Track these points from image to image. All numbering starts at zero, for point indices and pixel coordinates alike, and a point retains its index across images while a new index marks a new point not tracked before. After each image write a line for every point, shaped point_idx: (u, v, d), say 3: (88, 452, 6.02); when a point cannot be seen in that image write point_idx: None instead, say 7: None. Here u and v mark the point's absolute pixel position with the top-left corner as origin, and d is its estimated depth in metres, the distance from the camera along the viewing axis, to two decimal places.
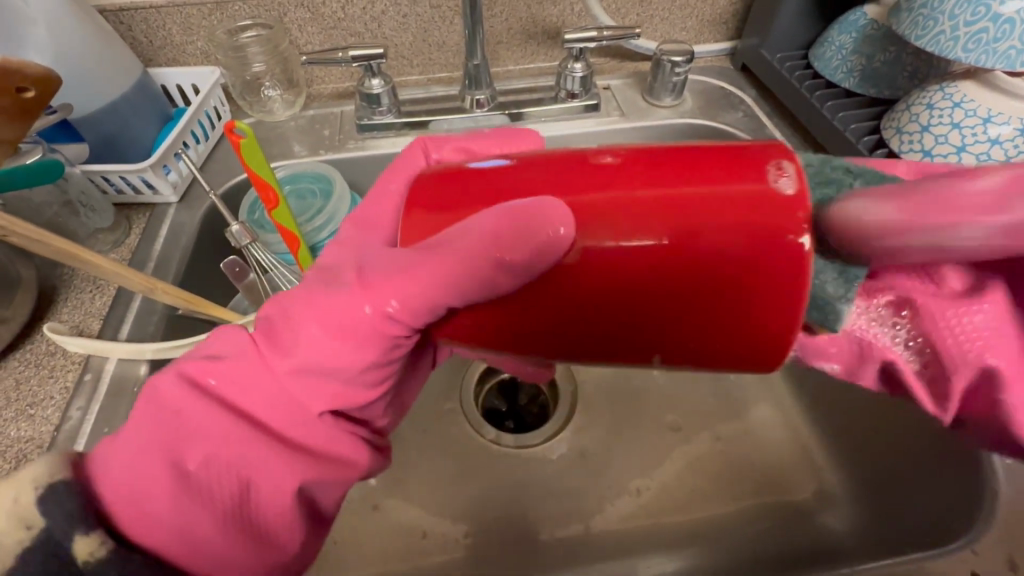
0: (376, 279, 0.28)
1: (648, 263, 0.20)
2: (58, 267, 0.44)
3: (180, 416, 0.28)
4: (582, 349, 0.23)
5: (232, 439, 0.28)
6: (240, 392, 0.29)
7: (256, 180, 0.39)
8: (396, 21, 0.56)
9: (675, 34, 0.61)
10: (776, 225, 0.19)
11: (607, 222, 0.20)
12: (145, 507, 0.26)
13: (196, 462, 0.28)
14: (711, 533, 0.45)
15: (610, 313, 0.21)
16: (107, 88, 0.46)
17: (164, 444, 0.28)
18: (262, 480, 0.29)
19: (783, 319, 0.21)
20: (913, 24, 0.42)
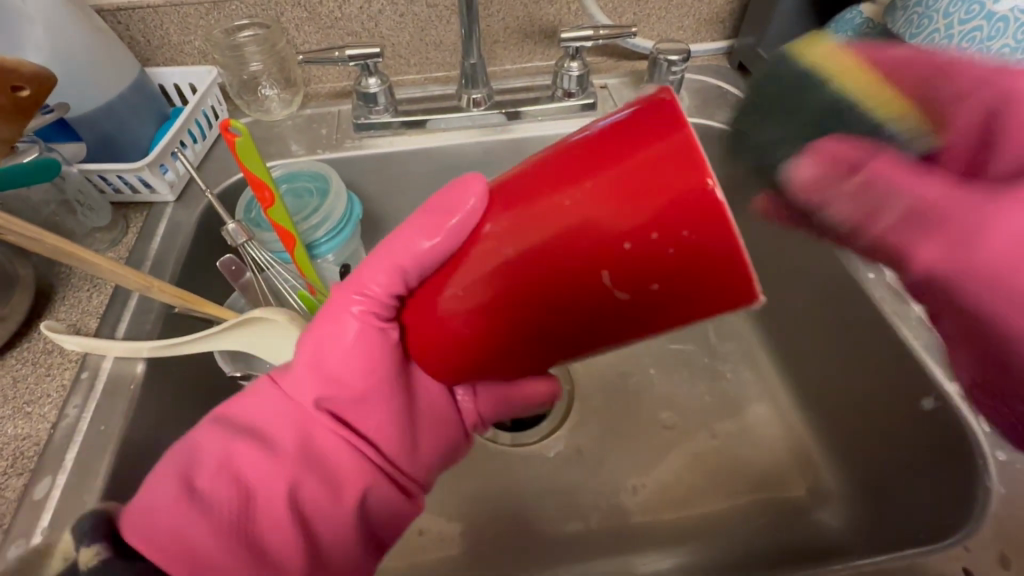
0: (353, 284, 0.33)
1: (533, 201, 0.21)
2: (56, 265, 0.44)
3: (197, 441, 0.31)
4: (537, 315, 0.22)
5: (239, 456, 0.30)
6: (255, 421, 0.32)
7: (251, 178, 0.39)
8: (393, 20, 0.56)
9: (672, 33, 0.61)
10: (639, 128, 0.20)
11: (500, 195, 0.23)
12: (151, 522, 0.27)
13: (205, 481, 0.29)
14: (705, 530, 0.45)
15: (534, 267, 0.21)
16: (105, 88, 0.46)
17: (180, 468, 0.29)
18: (263, 488, 0.29)
19: (710, 231, 0.19)
20: (907, 23, 0.42)
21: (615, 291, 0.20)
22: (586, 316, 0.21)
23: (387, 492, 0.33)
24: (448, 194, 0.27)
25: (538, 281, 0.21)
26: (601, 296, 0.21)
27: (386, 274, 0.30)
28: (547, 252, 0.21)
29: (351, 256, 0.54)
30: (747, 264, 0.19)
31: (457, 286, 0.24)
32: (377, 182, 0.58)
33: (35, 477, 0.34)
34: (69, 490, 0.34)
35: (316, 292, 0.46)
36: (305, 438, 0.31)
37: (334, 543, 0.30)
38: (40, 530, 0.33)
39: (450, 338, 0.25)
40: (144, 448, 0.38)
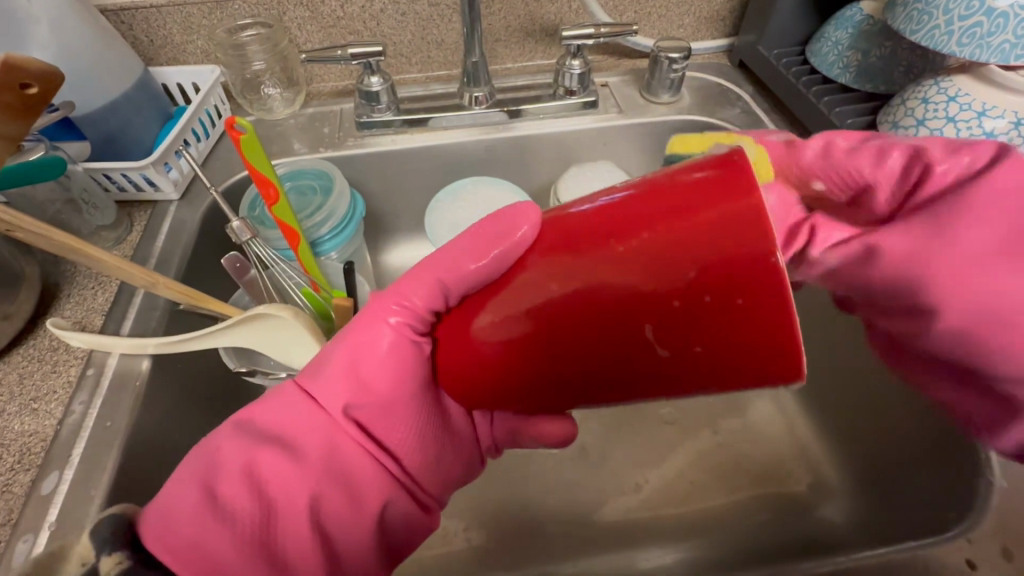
0: (386, 295, 0.33)
1: (586, 246, 0.21)
2: (61, 264, 0.44)
3: (218, 447, 0.31)
4: (572, 358, 0.22)
5: (260, 461, 0.30)
6: (277, 426, 0.31)
7: (256, 177, 0.39)
8: (395, 19, 0.56)
9: (673, 31, 0.61)
10: (702, 190, 0.20)
11: (553, 231, 0.23)
12: (175, 531, 0.27)
13: (225, 485, 0.29)
14: (708, 525, 0.46)
15: (578, 318, 0.21)
16: (109, 87, 0.46)
17: (203, 475, 0.30)
18: (284, 499, 0.29)
19: (763, 306, 0.18)
20: (907, 19, 0.42)
21: (655, 346, 0.20)
22: (621, 366, 0.21)
23: (405, 508, 0.33)
24: (506, 222, 0.27)
25: (580, 325, 0.21)
26: (641, 347, 0.20)
27: (424, 291, 0.30)
28: (596, 299, 0.20)
29: (353, 253, 0.54)
30: (797, 344, 0.19)
31: (494, 314, 0.23)
32: (379, 180, 0.58)
33: (42, 473, 0.35)
34: (76, 485, 0.34)
35: (320, 288, 0.47)
36: (329, 449, 0.31)
37: (350, 560, 0.31)
38: (47, 525, 0.33)
39: (478, 374, 0.25)
40: (151, 444, 0.38)
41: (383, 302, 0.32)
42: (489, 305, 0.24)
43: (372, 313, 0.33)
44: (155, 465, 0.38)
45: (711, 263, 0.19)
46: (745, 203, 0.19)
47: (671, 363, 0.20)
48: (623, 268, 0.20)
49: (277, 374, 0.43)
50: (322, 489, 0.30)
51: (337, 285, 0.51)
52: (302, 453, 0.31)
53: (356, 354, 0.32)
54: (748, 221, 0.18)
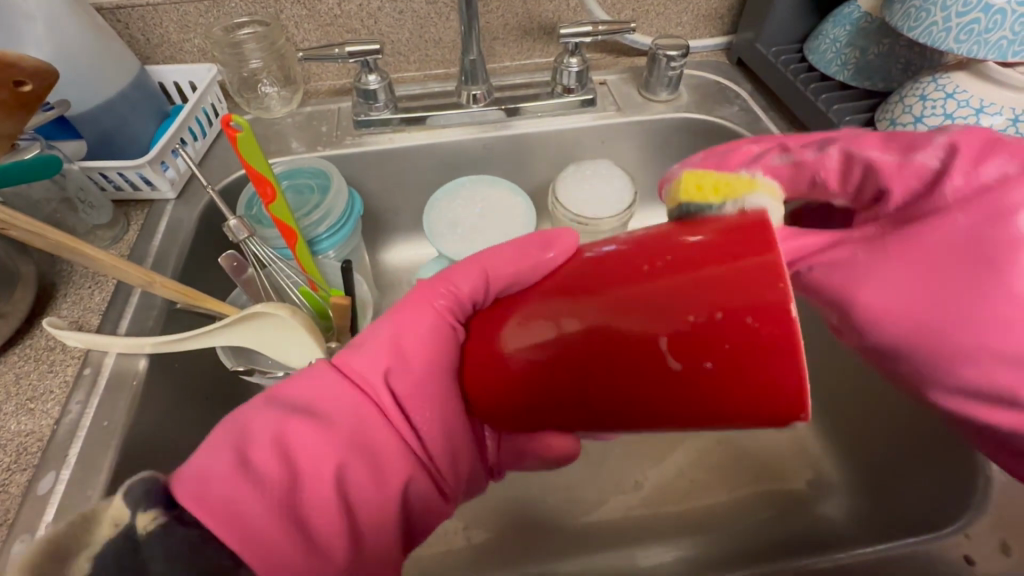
0: (428, 290, 0.36)
1: (611, 272, 0.22)
2: (57, 262, 0.44)
3: (249, 414, 0.30)
4: (589, 369, 0.22)
5: (294, 429, 0.30)
6: (312, 399, 0.31)
7: (253, 175, 0.39)
8: (392, 17, 0.56)
9: (671, 29, 0.61)
10: (724, 236, 0.21)
11: (583, 255, 0.25)
12: (207, 487, 0.26)
13: (258, 451, 0.28)
14: (707, 523, 0.46)
15: (596, 334, 0.22)
16: (106, 85, 0.46)
17: (233, 441, 0.29)
18: (314, 466, 0.29)
19: (775, 338, 0.19)
20: (904, 17, 0.42)
21: (667, 359, 0.20)
22: (635, 380, 0.21)
23: (423, 493, 0.33)
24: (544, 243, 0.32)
25: (600, 336, 0.22)
26: (654, 362, 0.21)
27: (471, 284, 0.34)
28: (618, 308, 0.21)
29: (351, 252, 0.54)
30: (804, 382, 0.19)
31: (522, 317, 0.24)
32: (377, 178, 0.58)
33: (39, 472, 0.34)
34: (73, 485, 0.34)
35: (317, 287, 0.47)
36: (360, 428, 0.31)
37: (369, 541, 0.29)
38: (44, 525, 0.33)
39: (499, 379, 0.25)
40: (148, 443, 0.38)
41: (426, 294, 0.35)
42: (518, 312, 0.25)
43: (418, 299, 0.35)
44: (152, 465, 0.38)
45: (724, 296, 0.19)
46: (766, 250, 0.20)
47: (682, 381, 0.20)
48: (641, 288, 0.21)
49: (274, 373, 0.43)
50: (354, 459, 0.30)
51: (335, 284, 0.51)
52: (335, 423, 0.31)
53: (396, 337, 0.34)
54: (765, 263, 0.20)
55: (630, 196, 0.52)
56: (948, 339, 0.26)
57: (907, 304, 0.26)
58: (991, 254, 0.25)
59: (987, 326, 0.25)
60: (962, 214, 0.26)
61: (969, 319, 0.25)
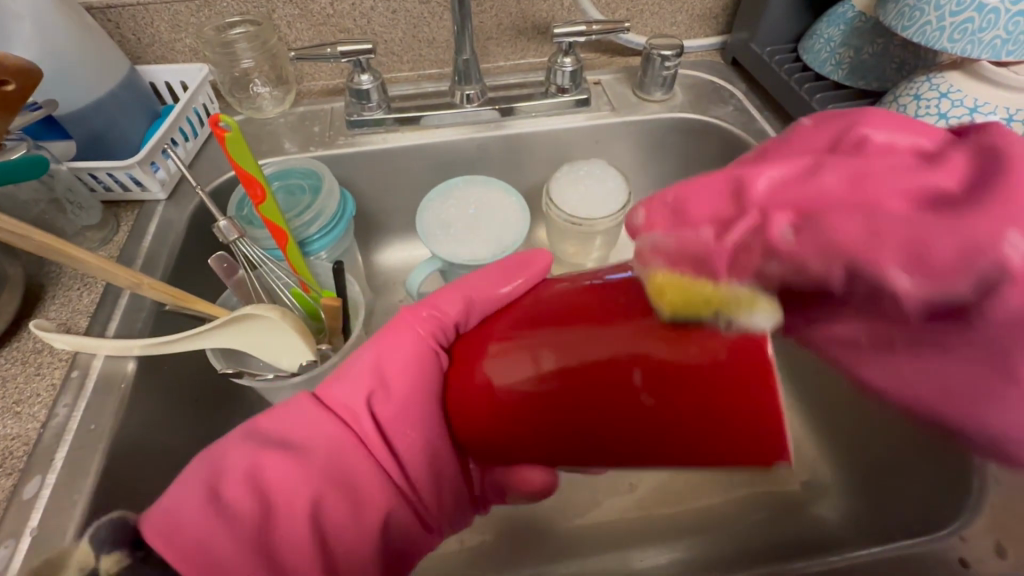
0: (412, 316, 0.36)
1: (582, 313, 0.23)
2: (46, 264, 0.44)
3: (229, 447, 0.31)
4: (565, 406, 0.23)
5: (270, 463, 0.31)
6: (293, 430, 0.32)
7: (242, 175, 0.39)
8: (385, 17, 0.56)
9: (666, 28, 0.61)
10: None
11: (551, 295, 0.26)
12: (173, 522, 0.26)
13: (230, 486, 0.29)
14: (702, 526, 0.45)
15: (572, 375, 0.22)
16: (95, 85, 0.46)
17: (207, 476, 0.30)
18: (288, 503, 0.30)
19: (751, 375, 0.20)
20: (898, 16, 0.42)
21: (643, 400, 0.21)
22: (612, 416, 0.22)
23: (408, 525, 0.33)
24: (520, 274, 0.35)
25: (572, 373, 0.22)
26: (629, 396, 0.21)
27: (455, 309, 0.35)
28: (586, 348, 0.22)
29: (344, 253, 0.54)
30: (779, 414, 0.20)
31: (498, 353, 0.25)
32: (370, 178, 0.58)
33: (25, 476, 0.34)
34: (60, 490, 0.34)
35: (309, 288, 0.46)
36: (336, 458, 0.32)
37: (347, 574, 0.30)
38: (29, 530, 0.32)
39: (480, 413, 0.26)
40: (136, 446, 0.37)
41: (411, 318, 0.36)
42: (494, 349, 0.26)
43: (403, 327, 0.36)
44: (140, 469, 0.37)
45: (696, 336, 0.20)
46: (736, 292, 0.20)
47: (660, 415, 0.21)
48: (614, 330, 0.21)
49: (264, 375, 0.42)
50: (329, 494, 0.31)
51: (327, 285, 0.51)
52: (314, 457, 0.32)
53: (379, 364, 0.35)
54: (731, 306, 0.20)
55: (625, 197, 0.52)
56: (972, 421, 0.19)
57: (902, 366, 0.19)
58: (991, 331, 0.17)
59: (1007, 410, 0.18)
60: (886, 255, 0.16)
61: (980, 393, 0.18)
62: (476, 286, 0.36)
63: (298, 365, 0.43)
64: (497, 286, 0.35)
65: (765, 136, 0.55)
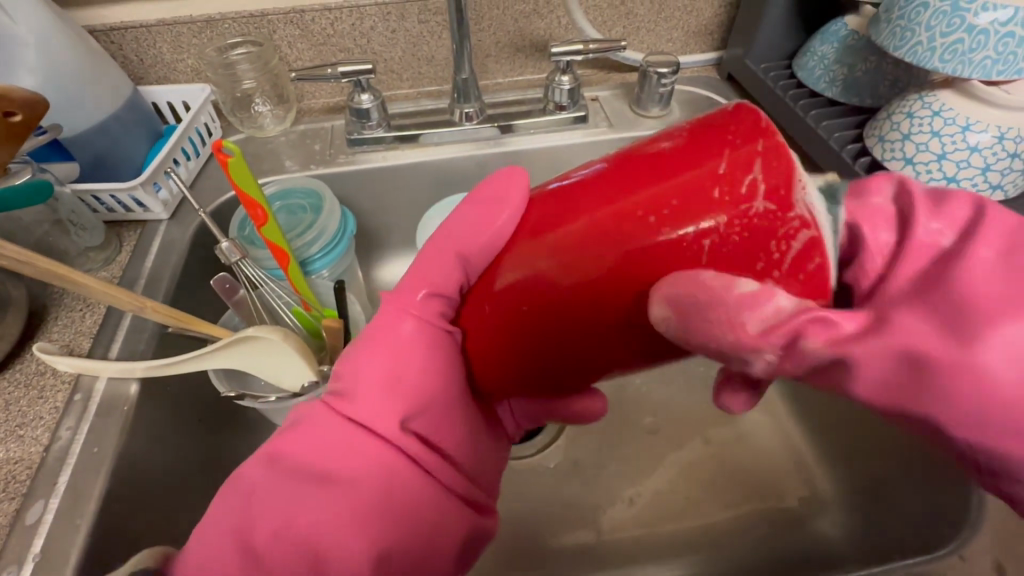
0: (410, 282, 0.33)
1: (615, 224, 0.23)
2: (49, 286, 0.44)
3: (254, 494, 0.30)
4: (615, 311, 0.24)
5: (303, 504, 0.29)
6: (321, 454, 0.30)
7: (243, 198, 0.39)
8: (384, 36, 0.56)
9: (661, 45, 0.62)
10: (700, 155, 0.23)
11: (570, 200, 0.25)
12: None
13: (263, 540, 0.28)
14: (704, 542, 0.45)
15: (619, 292, 0.24)
16: (100, 108, 0.46)
17: (233, 525, 0.29)
18: (339, 548, 0.28)
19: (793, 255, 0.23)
20: (890, 35, 0.42)
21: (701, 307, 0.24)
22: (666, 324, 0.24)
23: (468, 515, 0.32)
24: (499, 191, 0.31)
25: (630, 279, 0.24)
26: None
27: (443, 270, 0.32)
28: (642, 252, 0.23)
29: (346, 271, 0.54)
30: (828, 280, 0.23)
31: (530, 271, 0.25)
32: (370, 196, 0.58)
33: (28, 501, 0.34)
34: (63, 515, 0.34)
35: (311, 307, 0.47)
36: (380, 480, 0.30)
37: None
38: (31, 556, 0.32)
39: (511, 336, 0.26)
40: (140, 469, 0.37)
41: (405, 297, 0.33)
42: (517, 267, 0.26)
43: (395, 315, 0.32)
44: (144, 491, 0.37)
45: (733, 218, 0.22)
46: (757, 163, 0.23)
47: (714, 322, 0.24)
48: (657, 238, 0.23)
49: (267, 397, 0.42)
50: (387, 526, 0.29)
51: (328, 303, 0.51)
52: (352, 484, 0.29)
53: (377, 352, 0.32)
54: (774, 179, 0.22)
55: None
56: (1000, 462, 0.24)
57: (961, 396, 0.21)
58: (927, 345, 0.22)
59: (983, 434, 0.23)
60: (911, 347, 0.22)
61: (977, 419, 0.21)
62: (457, 234, 0.32)
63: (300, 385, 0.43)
64: (480, 233, 0.30)
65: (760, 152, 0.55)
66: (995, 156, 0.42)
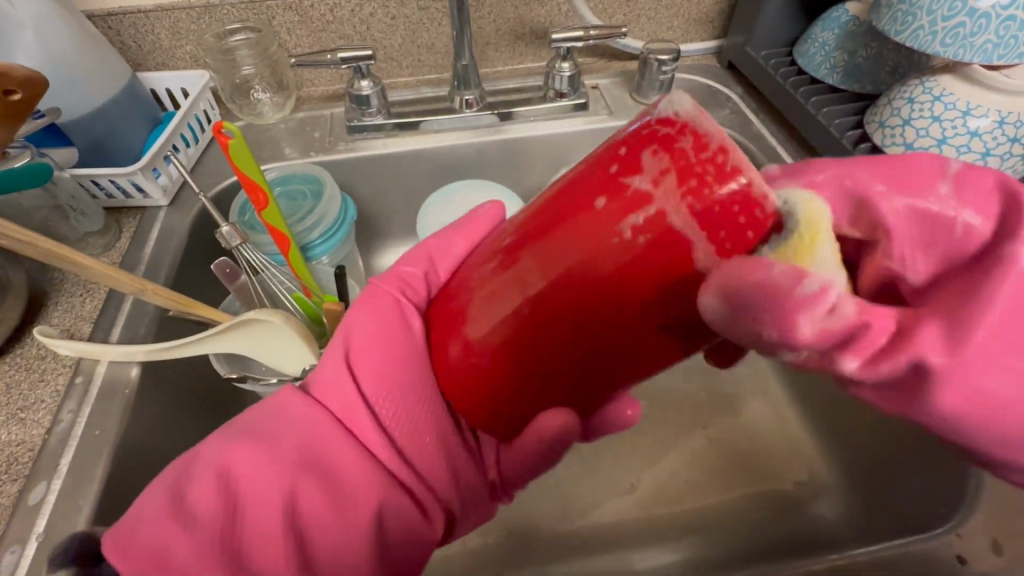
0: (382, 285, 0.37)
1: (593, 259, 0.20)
2: (49, 271, 0.44)
3: (202, 452, 0.30)
4: (612, 345, 0.21)
5: (244, 457, 0.30)
6: (274, 421, 0.32)
7: (244, 181, 0.39)
8: (384, 23, 0.56)
9: (662, 33, 0.62)
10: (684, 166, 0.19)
11: (544, 232, 0.21)
12: (131, 532, 0.26)
13: (196, 488, 0.28)
14: (703, 525, 0.46)
15: (608, 325, 0.21)
16: (98, 93, 0.46)
17: (174, 478, 0.29)
18: (263, 497, 0.28)
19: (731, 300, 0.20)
20: (891, 20, 0.42)
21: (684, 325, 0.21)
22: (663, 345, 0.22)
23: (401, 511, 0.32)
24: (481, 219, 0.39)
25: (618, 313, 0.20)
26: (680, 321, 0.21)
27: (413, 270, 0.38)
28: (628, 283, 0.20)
29: (345, 258, 0.54)
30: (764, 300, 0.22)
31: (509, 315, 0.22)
32: (370, 182, 0.58)
33: (30, 482, 0.34)
34: (65, 495, 0.34)
35: (311, 293, 0.47)
36: (319, 446, 0.31)
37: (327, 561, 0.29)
38: (35, 535, 0.32)
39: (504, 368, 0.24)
40: (141, 452, 0.38)
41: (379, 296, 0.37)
42: (485, 283, 0.23)
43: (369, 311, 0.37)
44: (145, 474, 0.37)
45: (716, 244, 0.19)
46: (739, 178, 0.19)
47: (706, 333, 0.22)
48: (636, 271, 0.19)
49: (267, 379, 0.42)
50: (342, 525, 0.29)
51: (330, 290, 0.51)
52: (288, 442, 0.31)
53: (358, 352, 0.35)
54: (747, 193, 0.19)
55: None
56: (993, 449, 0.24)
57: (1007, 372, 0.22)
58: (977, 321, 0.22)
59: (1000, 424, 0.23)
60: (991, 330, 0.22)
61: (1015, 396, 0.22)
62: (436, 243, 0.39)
63: (301, 370, 0.43)
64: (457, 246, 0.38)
65: (763, 139, 0.55)
66: (994, 141, 0.42)
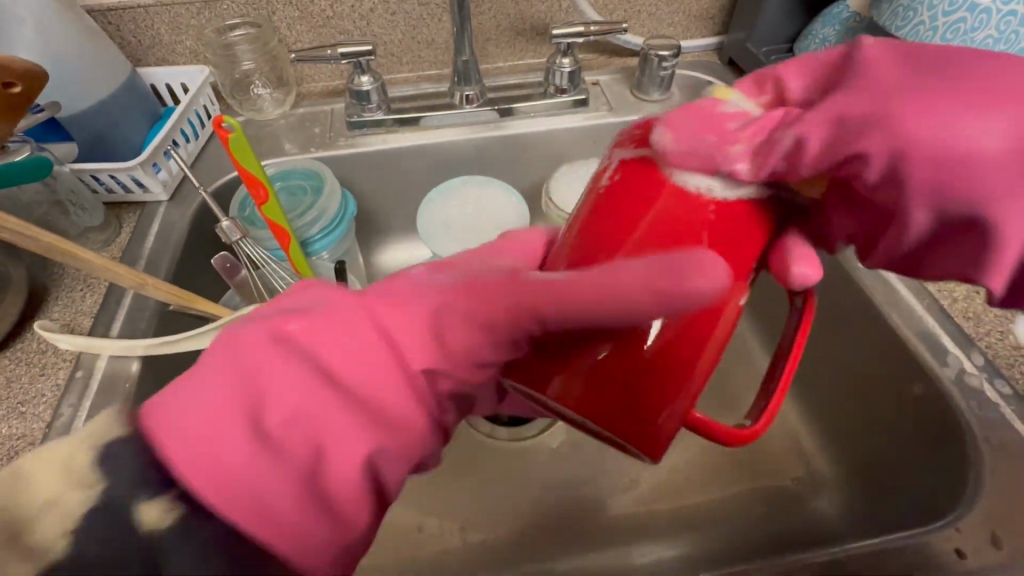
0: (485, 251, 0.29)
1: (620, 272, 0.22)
2: (49, 266, 0.44)
3: (264, 369, 0.23)
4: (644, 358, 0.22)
5: (317, 394, 0.23)
6: (343, 356, 0.24)
7: (245, 176, 0.39)
8: (384, 18, 0.56)
9: (662, 29, 0.62)
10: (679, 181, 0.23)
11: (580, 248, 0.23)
12: (210, 461, 0.20)
13: (276, 418, 0.22)
14: (702, 519, 0.46)
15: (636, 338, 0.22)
16: (99, 87, 0.46)
17: (239, 395, 0.22)
18: (347, 447, 0.23)
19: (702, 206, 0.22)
20: (892, 15, 0.42)
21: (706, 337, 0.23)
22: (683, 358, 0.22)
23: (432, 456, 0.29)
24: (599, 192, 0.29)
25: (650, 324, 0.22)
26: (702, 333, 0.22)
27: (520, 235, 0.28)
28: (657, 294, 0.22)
29: (345, 253, 0.54)
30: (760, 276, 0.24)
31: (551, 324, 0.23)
32: (371, 178, 0.58)
33: None
34: None
35: None
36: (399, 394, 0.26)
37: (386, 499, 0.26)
38: None
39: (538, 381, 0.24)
40: None
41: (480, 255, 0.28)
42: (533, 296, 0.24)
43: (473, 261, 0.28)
44: None
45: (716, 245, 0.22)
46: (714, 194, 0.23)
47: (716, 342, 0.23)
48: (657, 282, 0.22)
49: None
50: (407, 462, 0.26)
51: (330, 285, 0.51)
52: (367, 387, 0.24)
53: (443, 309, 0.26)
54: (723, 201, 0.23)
55: None
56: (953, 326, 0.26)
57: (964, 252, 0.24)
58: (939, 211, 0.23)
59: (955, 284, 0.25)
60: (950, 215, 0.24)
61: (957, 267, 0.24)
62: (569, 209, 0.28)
63: None
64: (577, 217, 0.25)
65: None
66: None
